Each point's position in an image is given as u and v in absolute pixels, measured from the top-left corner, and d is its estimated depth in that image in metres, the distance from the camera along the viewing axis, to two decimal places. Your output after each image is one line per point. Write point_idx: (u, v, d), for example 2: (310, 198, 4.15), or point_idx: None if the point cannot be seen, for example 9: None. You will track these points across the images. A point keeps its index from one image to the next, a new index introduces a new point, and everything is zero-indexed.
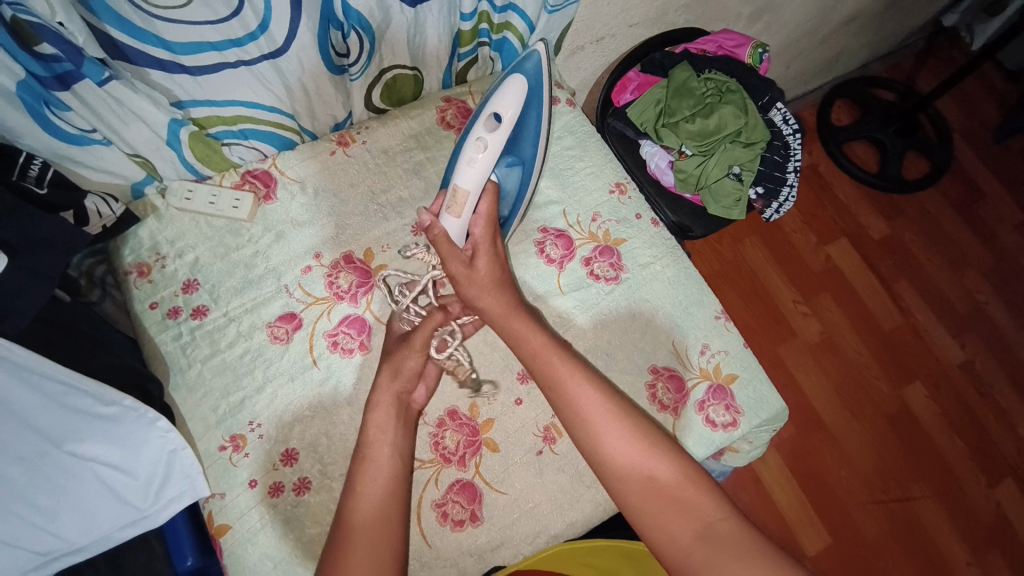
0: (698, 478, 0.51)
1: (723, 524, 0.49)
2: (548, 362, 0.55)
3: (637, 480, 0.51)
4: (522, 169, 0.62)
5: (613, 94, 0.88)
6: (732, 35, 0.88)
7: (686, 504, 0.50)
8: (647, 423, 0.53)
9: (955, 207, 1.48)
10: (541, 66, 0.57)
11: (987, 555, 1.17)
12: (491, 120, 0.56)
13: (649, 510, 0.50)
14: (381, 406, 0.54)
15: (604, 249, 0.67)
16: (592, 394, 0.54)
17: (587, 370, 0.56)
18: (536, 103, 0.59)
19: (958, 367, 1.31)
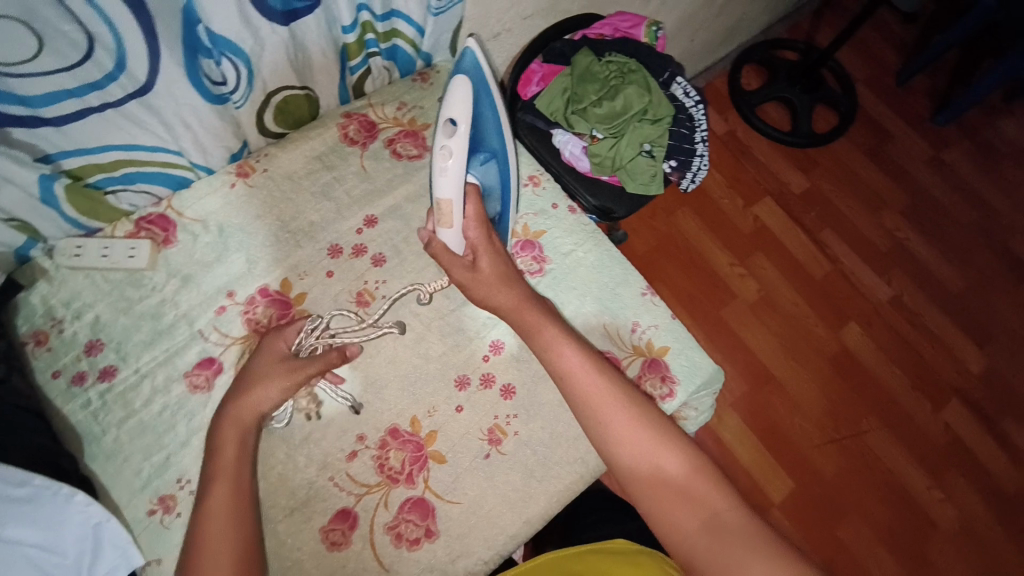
0: (708, 473, 0.54)
1: (732, 515, 0.52)
2: (560, 356, 0.56)
3: (649, 473, 0.54)
4: (497, 161, 0.61)
5: (519, 88, 0.89)
6: (627, 16, 0.90)
7: (695, 496, 0.53)
8: (656, 413, 0.56)
9: (866, 152, 1.56)
10: (478, 60, 0.54)
11: (940, 473, 1.26)
12: (448, 124, 0.54)
13: (665, 503, 0.53)
14: None
15: (525, 244, 0.68)
16: (609, 391, 0.55)
17: (601, 365, 0.57)
18: (485, 95, 0.56)
19: (887, 302, 1.39)
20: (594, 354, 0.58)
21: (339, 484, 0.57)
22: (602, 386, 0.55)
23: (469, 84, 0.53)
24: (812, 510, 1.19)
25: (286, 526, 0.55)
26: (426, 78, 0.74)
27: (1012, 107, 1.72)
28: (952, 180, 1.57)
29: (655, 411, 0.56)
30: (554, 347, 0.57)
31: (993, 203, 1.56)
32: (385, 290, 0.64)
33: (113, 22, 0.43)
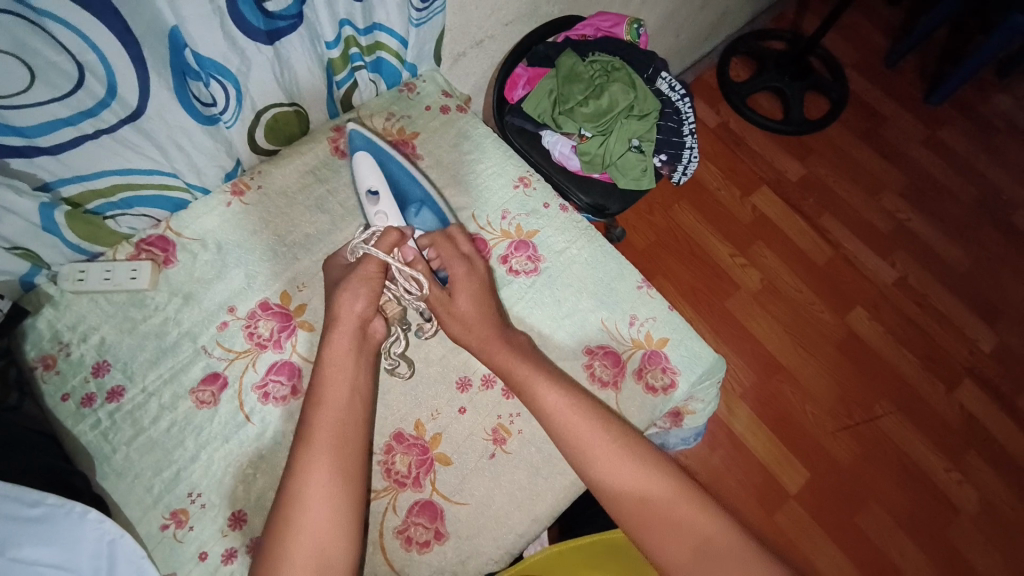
0: (698, 498, 0.54)
1: (722, 539, 0.52)
2: (539, 393, 0.57)
3: (637, 505, 0.53)
4: (428, 207, 0.66)
5: (506, 92, 0.90)
6: (608, 16, 0.92)
7: (683, 523, 0.52)
8: (641, 443, 0.56)
9: (860, 135, 1.56)
10: (364, 132, 0.67)
11: (960, 455, 1.24)
12: (369, 195, 0.65)
13: (651, 532, 0.52)
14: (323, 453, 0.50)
15: (519, 244, 0.68)
16: (595, 427, 0.55)
17: (578, 399, 0.57)
18: (387, 157, 0.67)
19: (892, 284, 1.38)
20: (571, 385, 0.59)
21: None
22: (581, 421, 0.56)
23: (366, 155, 0.66)
24: (828, 498, 1.17)
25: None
26: (413, 89, 0.75)
27: (1005, 81, 1.71)
28: (950, 158, 1.56)
29: (639, 439, 0.57)
30: (534, 392, 0.57)
31: (994, 177, 1.55)
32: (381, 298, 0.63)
33: (102, 51, 0.45)
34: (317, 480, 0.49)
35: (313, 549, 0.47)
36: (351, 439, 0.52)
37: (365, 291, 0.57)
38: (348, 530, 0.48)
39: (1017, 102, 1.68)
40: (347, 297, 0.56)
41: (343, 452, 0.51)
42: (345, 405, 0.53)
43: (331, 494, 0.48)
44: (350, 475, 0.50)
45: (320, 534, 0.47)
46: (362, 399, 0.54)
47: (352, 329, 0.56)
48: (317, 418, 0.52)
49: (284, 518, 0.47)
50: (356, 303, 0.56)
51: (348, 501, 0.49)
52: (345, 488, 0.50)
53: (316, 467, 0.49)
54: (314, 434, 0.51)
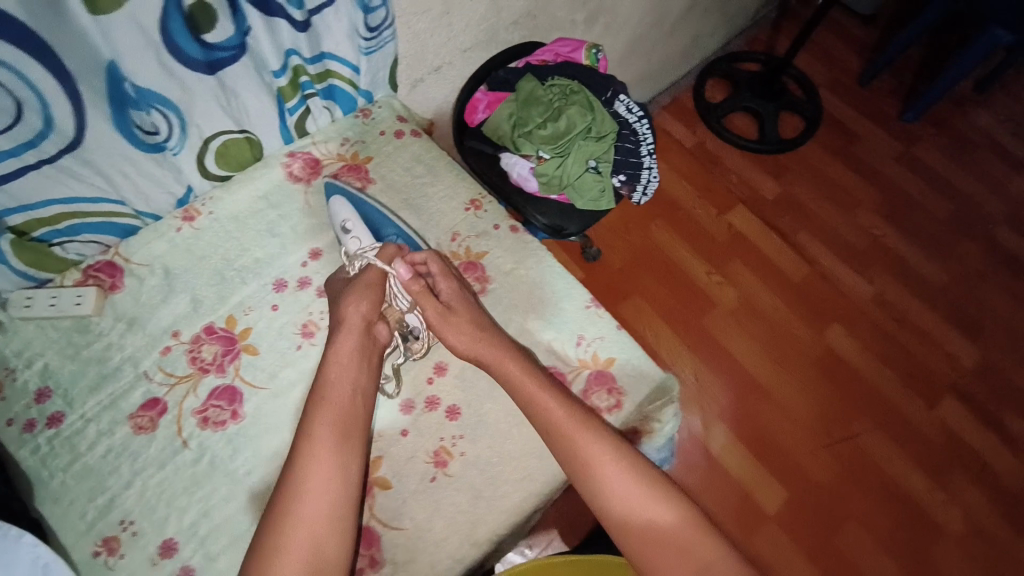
0: (703, 525, 0.54)
1: (726, 568, 0.53)
2: (545, 408, 0.57)
3: (640, 527, 0.54)
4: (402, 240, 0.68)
5: (466, 116, 0.92)
6: (567, 42, 0.94)
7: (687, 550, 0.53)
8: (646, 465, 0.56)
9: (835, 154, 1.57)
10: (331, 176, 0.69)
11: (944, 474, 1.21)
12: (343, 228, 0.66)
13: (658, 559, 0.53)
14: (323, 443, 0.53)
15: (467, 265, 0.69)
16: (598, 446, 0.56)
17: (591, 421, 0.57)
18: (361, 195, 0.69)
19: (870, 301, 1.37)
20: (579, 403, 0.59)
21: None
22: (587, 440, 0.55)
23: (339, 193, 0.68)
24: (809, 519, 1.15)
25: (228, 560, 0.55)
26: (368, 115, 0.76)
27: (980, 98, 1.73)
28: (927, 174, 1.57)
29: (645, 460, 0.57)
30: (551, 420, 0.57)
31: (972, 193, 1.56)
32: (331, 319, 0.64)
33: (36, 85, 0.47)
34: (315, 476, 0.51)
35: (306, 537, 0.49)
36: (351, 433, 0.54)
37: (368, 295, 0.60)
38: (340, 523, 0.50)
39: (992, 119, 1.70)
40: (351, 301, 0.60)
41: (341, 448, 0.53)
42: (346, 403, 0.55)
43: (327, 485, 0.51)
44: (346, 473, 0.52)
45: (312, 524, 0.49)
46: (361, 399, 0.56)
47: (357, 327, 0.59)
48: (321, 416, 0.54)
49: (282, 511, 0.50)
50: (360, 307, 0.59)
51: (339, 499, 0.51)
52: (338, 484, 0.51)
53: (317, 463, 0.51)
54: (315, 430, 0.53)
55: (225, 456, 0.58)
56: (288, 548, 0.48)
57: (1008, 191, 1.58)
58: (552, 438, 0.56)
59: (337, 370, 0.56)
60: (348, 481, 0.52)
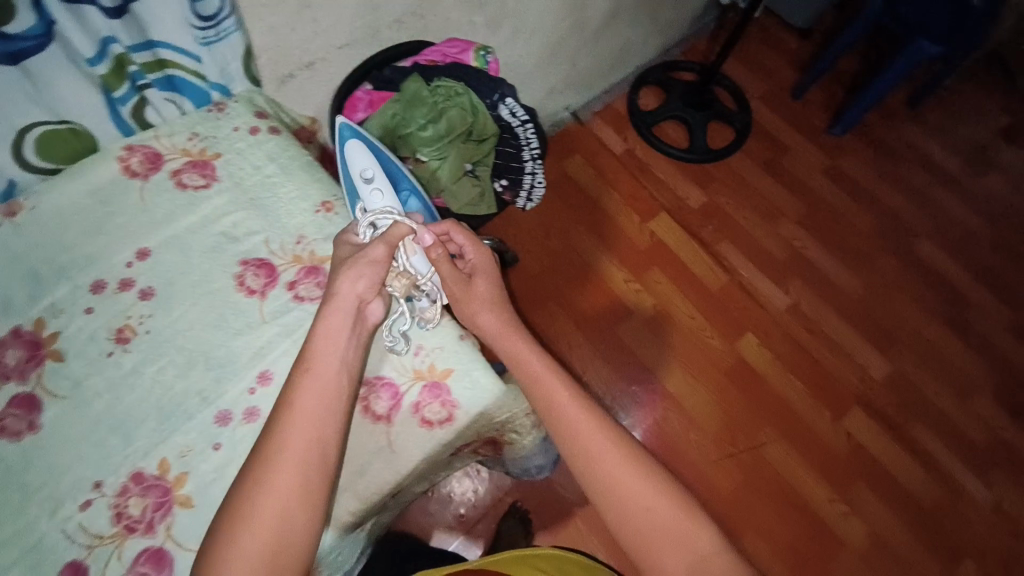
0: (701, 517, 0.57)
1: (716, 559, 0.55)
2: (551, 394, 0.60)
3: (640, 517, 0.56)
4: (415, 196, 0.86)
5: (346, 115, 0.90)
6: (455, 43, 0.92)
7: (682, 541, 0.55)
8: (649, 456, 0.59)
9: (763, 164, 1.58)
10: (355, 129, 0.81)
11: (847, 485, 1.22)
12: (364, 177, 0.79)
13: (645, 543, 0.56)
14: (304, 415, 0.51)
15: (309, 270, 0.66)
16: (599, 433, 0.59)
17: (591, 406, 0.60)
18: (381, 151, 0.82)
19: (785, 312, 1.38)
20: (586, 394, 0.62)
21: (71, 535, 0.54)
22: (590, 427, 0.59)
23: (359, 146, 0.80)
24: None
25: (18, 571, 0.53)
26: (222, 109, 0.74)
27: (914, 112, 1.72)
28: (851, 188, 1.57)
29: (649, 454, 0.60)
30: (552, 399, 0.60)
31: (894, 206, 1.55)
32: (149, 324, 0.62)
33: None
34: (294, 444, 0.50)
35: (277, 512, 0.48)
36: (332, 410, 0.52)
37: (369, 274, 0.58)
38: (310, 499, 0.49)
39: (924, 131, 1.69)
40: (350, 276, 0.58)
41: (324, 420, 0.52)
42: (333, 376, 0.54)
43: (305, 459, 0.50)
44: (325, 449, 0.51)
45: (284, 500, 0.48)
46: (349, 373, 0.55)
47: (348, 307, 0.57)
48: (305, 384, 0.52)
49: (254, 474, 0.49)
50: (357, 284, 0.58)
51: (313, 468, 0.50)
52: (312, 456, 0.50)
53: (298, 432, 0.50)
54: (298, 399, 0.52)
55: (22, 462, 0.56)
56: (259, 520, 0.47)
57: (933, 205, 1.57)
58: (551, 417, 0.60)
59: (324, 341, 0.55)
60: (324, 457, 0.50)
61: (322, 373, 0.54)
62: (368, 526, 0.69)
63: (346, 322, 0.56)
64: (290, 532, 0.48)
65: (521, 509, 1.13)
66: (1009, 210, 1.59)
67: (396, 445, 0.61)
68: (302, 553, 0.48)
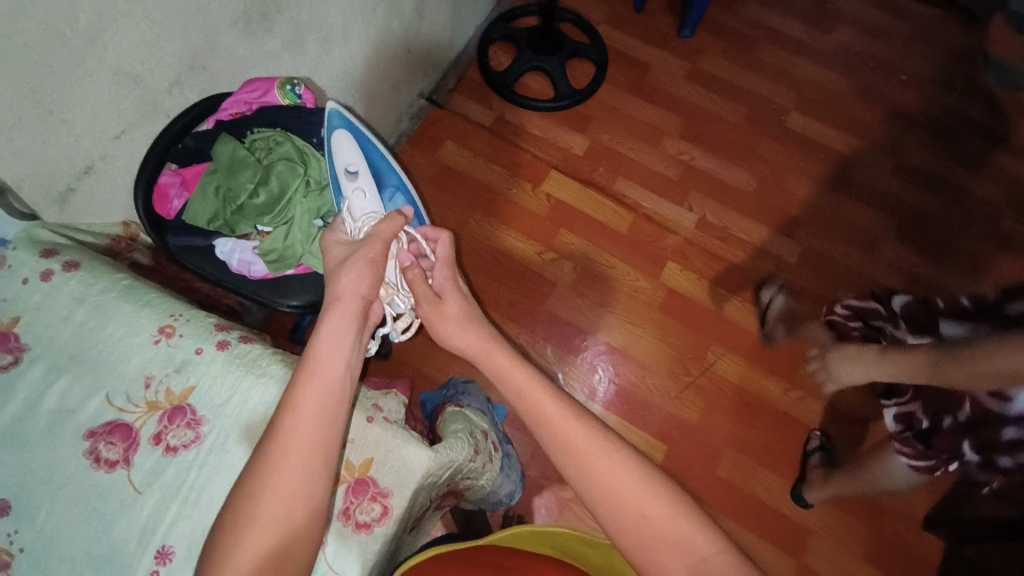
0: (695, 517, 0.56)
1: (718, 560, 0.54)
2: (538, 399, 0.62)
3: (636, 520, 0.55)
4: (399, 192, 0.94)
5: (159, 208, 0.79)
6: (253, 85, 0.82)
7: (681, 545, 0.54)
8: (639, 455, 0.59)
9: (631, 88, 1.55)
10: (343, 116, 0.85)
11: (797, 370, 1.28)
12: (349, 173, 0.84)
13: (649, 549, 0.54)
14: (305, 406, 0.51)
15: (172, 413, 0.58)
16: (586, 437, 0.59)
17: (586, 418, 0.61)
18: (366, 142, 0.89)
19: (694, 229, 1.40)
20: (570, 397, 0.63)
21: None
22: (577, 429, 0.60)
23: (347, 138, 0.84)
24: (688, 457, 1.19)
25: None
26: (3, 262, 0.63)
27: None
28: (716, 86, 1.57)
29: (639, 454, 0.59)
30: (546, 412, 0.61)
31: (759, 91, 1.58)
32: (21, 540, 0.53)
33: None
34: (298, 445, 0.50)
35: (281, 508, 0.48)
36: (332, 408, 0.52)
37: (370, 270, 0.63)
38: (314, 497, 0.49)
39: (767, 6, 1.71)
40: (350, 276, 0.62)
41: (325, 423, 0.51)
42: (333, 378, 0.54)
43: (312, 451, 0.50)
44: (327, 446, 0.51)
45: (288, 499, 0.48)
46: (350, 377, 0.55)
47: (354, 303, 0.61)
48: (306, 385, 0.52)
49: (258, 475, 0.49)
50: (361, 280, 0.62)
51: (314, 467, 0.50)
52: (316, 457, 0.50)
53: (301, 437, 0.50)
54: (299, 402, 0.52)
55: None
56: (265, 510, 0.48)
57: (794, 77, 1.60)
58: (550, 431, 0.60)
59: (328, 329, 0.57)
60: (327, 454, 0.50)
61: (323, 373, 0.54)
62: None
63: (352, 312, 0.60)
64: (293, 529, 0.48)
65: (515, 515, 1.09)
66: (860, 57, 1.64)
67: (334, 562, 0.56)
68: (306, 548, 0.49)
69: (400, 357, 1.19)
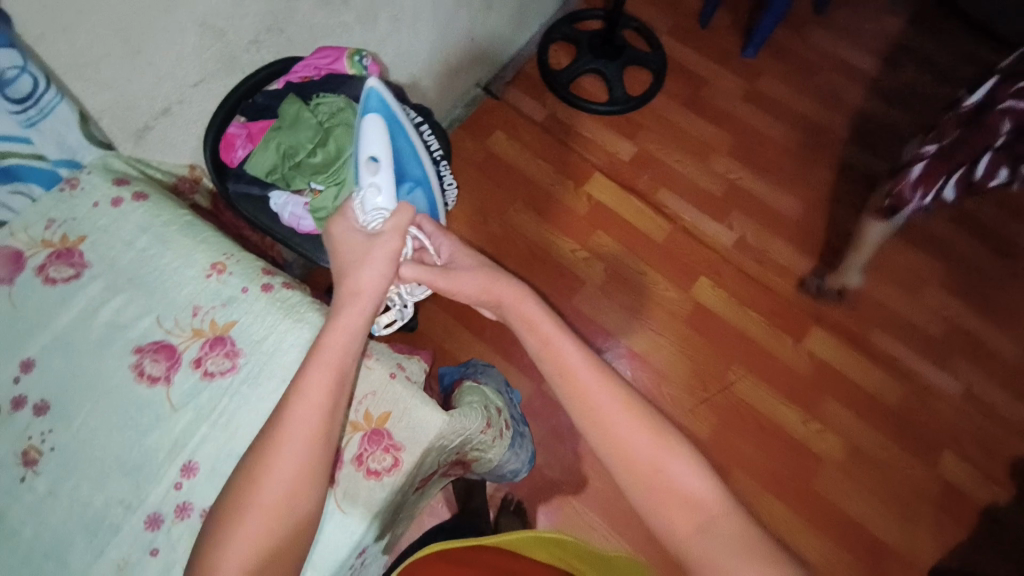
0: (708, 479, 0.57)
1: (726, 522, 0.54)
2: (564, 353, 0.64)
3: (647, 473, 0.57)
4: (420, 186, 0.91)
5: (223, 156, 0.83)
6: (325, 52, 0.86)
7: (690, 502, 0.55)
8: (657, 414, 0.60)
9: (686, 101, 1.54)
10: (383, 101, 0.81)
11: (818, 402, 1.26)
12: (370, 162, 0.80)
13: (657, 502, 0.56)
14: (313, 389, 0.52)
15: (213, 342, 0.61)
16: (606, 392, 0.61)
17: (609, 375, 0.62)
18: (399, 131, 0.85)
19: (731, 248, 1.39)
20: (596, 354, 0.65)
21: None
22: (598, 385, 0.61)
23: (379, 125, 0.81)
24: None
25: None
26: (76, 185, 0.68)
27: (821, 17, 1.70)
28: (772, 108, 1.56)
29: (658, 414, 0.61)
30: (569, 368, 0.63)
31: (818, 119, 1.55)
32: (54, 439, 0.57)
33: None
34: (302, 431, 0.51)
35: (282, 486, 0.50)
36: (339, 390, 0.53)
37: (385, 272, 0.60)
38: (314, 474, 0.51)
39: (836, 35, 1.68)
40: (366, 275, 0.59)
41: (330, 412, 0.52)
42: (341, 364, 0.54)
43: (315, 432, 0.51)
44: (329, 427, 0.52)
45: (290, 476, 0.50)
46: (355, 360, 0.56)
47: (366, 302, 0.58)
48: (313, 373, 0.52)
49: (262, 451, 0.51)
50: (376, 280, 0.59)
51: (317, 455, 0.51)
52: (319, 445, 0.51)
53: (306, 419, 0.51)
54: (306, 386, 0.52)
55: None
56: (267, 487, 0.50)
57: (856, 108, 1.57)
58: (569, 383, 0.62)
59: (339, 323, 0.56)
60: (328, 435, 0.52)
61: (331, 361, 0.54)
62: (369, 559, 0.68)
63: (362, 313, 0.57)
64: (295, 503, 0.50)
65: (514, 501, 1.12)
66: (928, 96, 1.60)
67: (345, 503, 0.59)
68: (304, 520, 0.51)
69: (425, 332, 1.23)
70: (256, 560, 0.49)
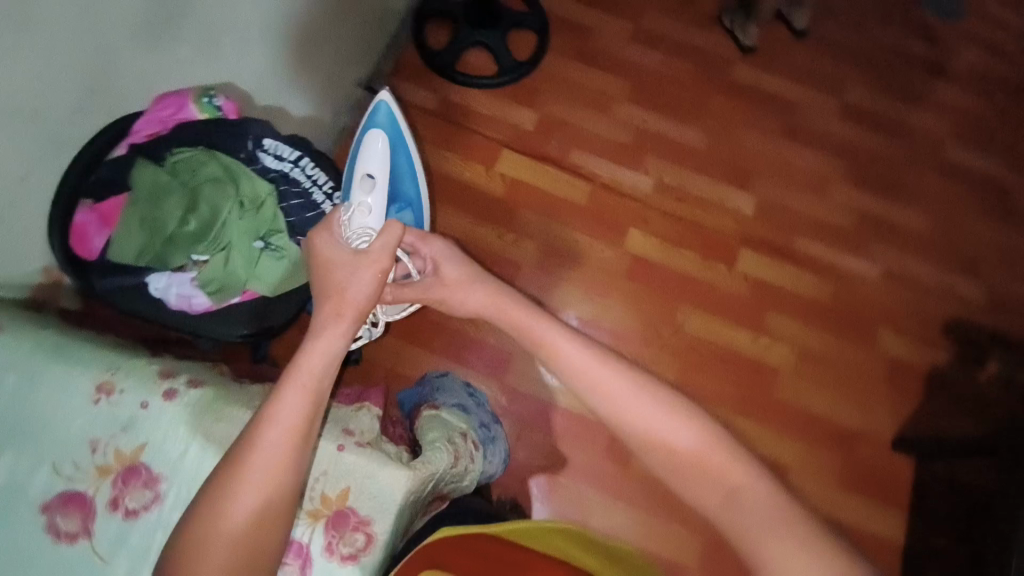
0: (729, 448, 0.63)
1: (750, 486, 0.60)
2: (570, 359, 0.71)
3: (669, 453, 0.65)
4: (411, 205, 1.08)
5: (77, 250, 0.75)
6: (165, 100, 0.77)
7: (715, 474, 0.62)
8: (671, 395, 0.67)
9: (576, 55, 1.49)
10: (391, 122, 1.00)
11: (764, 320, 1.31)
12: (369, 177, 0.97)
13: (687, 478, 0.63)
14: (290, 394, 0.56)
15: (127, 474, 0.61)
16: (621, 386, 0.68)
17: (620, 367, 0.70)
18: (400, 148, 1.02)
19: (651, 192, 1.38)
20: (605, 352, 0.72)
21: None
22: (611, 381, 0.69)
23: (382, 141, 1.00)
24: None
25: None
26: None
27: None
28: (660, 43, 1.54)
29: (673, 395, 0.67)
30: (579, 371, 0.70)
31: (706, 46, 1.55)
32: None
33: None
34: (281, 428, 0.54)
35: (262, 478, 0.53)
36: (318, 392, 0.58)
37: (372, 282, 0.63)
38: (293, 472, 0.55)
39: None
40: (355, 285, 0.63)
41: (309, 414, 0.56)
42: (317, 370, 0.58)
43: (294, 432, 0.55)
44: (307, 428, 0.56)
45: (271, 469, 0.53)
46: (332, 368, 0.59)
47: (352, 309, 0.62)
48: (287, 384, 0.56)
49: (242, 447, 0.54)
50: (364, 291, 0.63)
51: (290, 458, 0.54)
52: (297, 444, 0.55)
53: (284, 420, 0.55)
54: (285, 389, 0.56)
55: None
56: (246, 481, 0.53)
57: None
58: (584, 386, 0.70)
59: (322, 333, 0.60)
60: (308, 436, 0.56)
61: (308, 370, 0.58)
62: None
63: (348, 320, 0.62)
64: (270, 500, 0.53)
65: (509, 500, 1.11)
66: None
67: None
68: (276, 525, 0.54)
69: (373, 362, 1.16)
70: (231, 554, 0.52)
